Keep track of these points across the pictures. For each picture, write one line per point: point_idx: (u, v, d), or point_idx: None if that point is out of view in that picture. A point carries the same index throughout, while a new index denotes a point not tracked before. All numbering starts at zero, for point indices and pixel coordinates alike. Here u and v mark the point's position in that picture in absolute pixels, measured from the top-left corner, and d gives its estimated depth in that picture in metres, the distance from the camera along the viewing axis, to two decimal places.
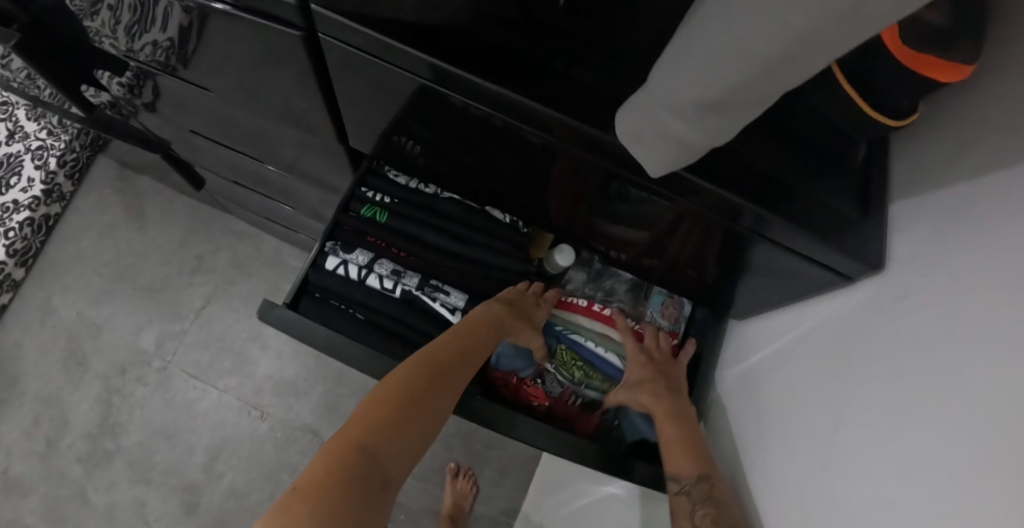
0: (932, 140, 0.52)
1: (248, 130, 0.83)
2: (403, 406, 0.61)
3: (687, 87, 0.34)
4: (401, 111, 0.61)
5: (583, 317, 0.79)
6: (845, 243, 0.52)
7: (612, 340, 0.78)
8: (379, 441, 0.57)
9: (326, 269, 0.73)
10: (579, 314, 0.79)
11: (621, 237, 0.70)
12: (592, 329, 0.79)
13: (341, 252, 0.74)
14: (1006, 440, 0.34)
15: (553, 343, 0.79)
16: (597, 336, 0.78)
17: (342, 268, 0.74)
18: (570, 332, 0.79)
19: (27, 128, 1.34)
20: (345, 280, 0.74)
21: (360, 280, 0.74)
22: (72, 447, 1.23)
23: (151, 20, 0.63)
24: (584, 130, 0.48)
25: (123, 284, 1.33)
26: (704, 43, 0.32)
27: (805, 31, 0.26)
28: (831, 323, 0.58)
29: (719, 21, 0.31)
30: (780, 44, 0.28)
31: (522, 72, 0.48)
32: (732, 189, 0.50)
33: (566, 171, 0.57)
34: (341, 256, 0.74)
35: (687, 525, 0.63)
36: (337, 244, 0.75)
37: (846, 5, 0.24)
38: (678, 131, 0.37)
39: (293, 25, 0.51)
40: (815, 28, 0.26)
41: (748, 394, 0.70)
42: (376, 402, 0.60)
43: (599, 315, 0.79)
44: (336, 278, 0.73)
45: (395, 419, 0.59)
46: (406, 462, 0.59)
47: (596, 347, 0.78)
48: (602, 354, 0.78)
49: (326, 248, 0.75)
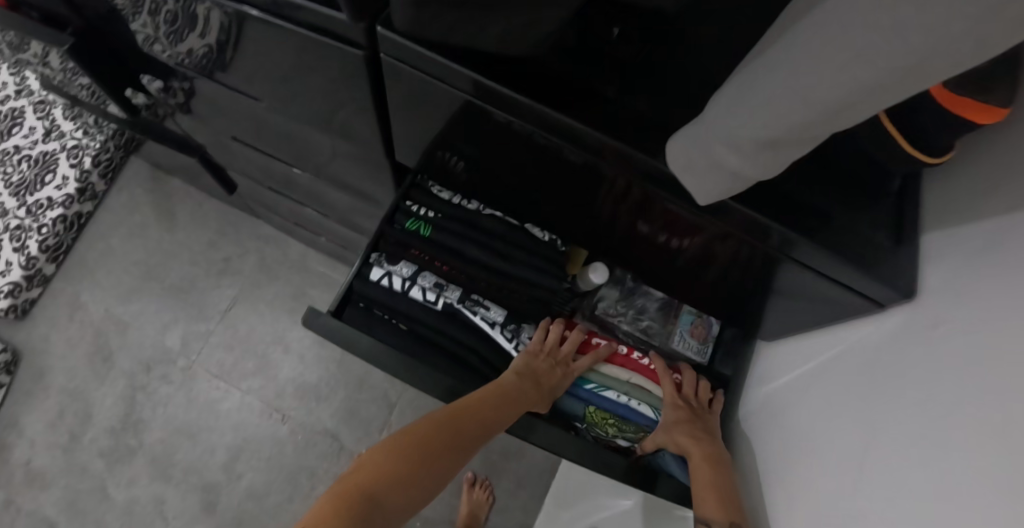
0: (965, 175, 0.53)
1: (286, 139, 0.85)
2: (411, 467, 0.65)
3: (745, 123, 0.36)
4: (445, 126, 0.63)
5: (614, 368, 0.79)
6: (880, 271, 0.54)
7: (646, 392, 0.78)
8: (383, 493, 0.62)
9: (371, 280, 0.75)
10: (613, 366, 0.80)
11: (653, 255, 0.71)
12: (626, 379, 0.79)
13: (385, 263, 0.76)
14: None
15: (583, 406, 0.79)
16: (631, 388, 0.78)
17: (386, 279, 0.76)
18: (601, 390, 0.79)
19: (64, 128, 1.32)
20: (389, 291, 0.75)
21: (404, 291, 0.76)
22: (95, 442, 1.25)
23: (207, 31, 0.65)
24: (630, 154, 0.49)
25: (151, 282, 1.35)
26: (765, 85, 0.34)
27: (867, 82, 0.28)
28: (863, 348, 0.59)
29: (782, 66, 0.32)
30: (840, 92, 0.29)
31: (572, 93, 0.50)
32: (768, 215, 0.52)
33: (612, 192, 0.59)
34: (385, 267, 0.76)
35: None
36: (382, 255, 0.77)
37: (908, 60, 0.26)
38: (731, 164, 0.39)
39: (356, 44, 0.54)
40: (877, 78, 0.27)
41: (775, 414, 0.71)
42: (386, 456, 0.65)
43: (635, 364, 0.79)
44: (380, 288, 0.75)
45: (400, 481, 0.64)
46: (403, 519, 0.64)
47: (628, 400, 0.78)
48: (635, 408, 0.77)
49: (371, 258, 0.77)
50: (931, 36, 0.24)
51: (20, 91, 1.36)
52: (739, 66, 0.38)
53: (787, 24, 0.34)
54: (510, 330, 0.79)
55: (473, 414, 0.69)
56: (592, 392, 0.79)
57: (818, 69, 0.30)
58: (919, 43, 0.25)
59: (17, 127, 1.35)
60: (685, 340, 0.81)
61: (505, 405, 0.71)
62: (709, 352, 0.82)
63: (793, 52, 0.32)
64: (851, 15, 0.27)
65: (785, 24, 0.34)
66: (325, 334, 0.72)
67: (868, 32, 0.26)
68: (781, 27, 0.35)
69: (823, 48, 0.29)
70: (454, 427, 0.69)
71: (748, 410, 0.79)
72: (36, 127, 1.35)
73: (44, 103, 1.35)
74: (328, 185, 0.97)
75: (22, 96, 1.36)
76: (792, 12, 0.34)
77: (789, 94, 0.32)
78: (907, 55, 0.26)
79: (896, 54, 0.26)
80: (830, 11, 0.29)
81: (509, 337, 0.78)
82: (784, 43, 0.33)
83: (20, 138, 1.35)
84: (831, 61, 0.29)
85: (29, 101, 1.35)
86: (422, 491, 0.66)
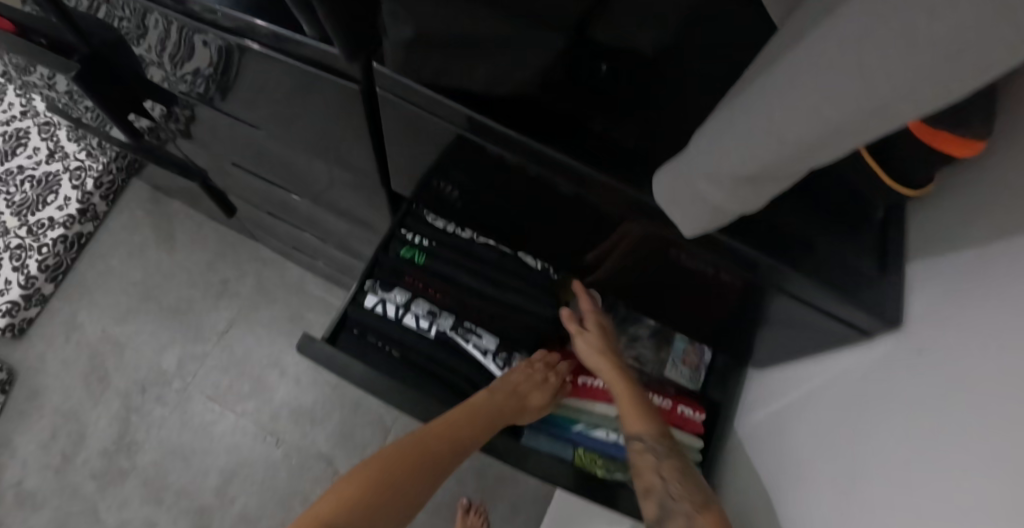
0: (943, 208, 0.54)
1: (281, 164, 0.86)
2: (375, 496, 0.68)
3: (726, 161, 0.36)
4: (438, 155, 0.64)
5: (603, 404, 0.79)
6: (864, 300, 0.54)
7: None
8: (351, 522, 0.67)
9: (365, 306, 0.76)
10: (600, 401, 0.80)
11: (648, 286, 0.71)
12: (614, 415, 0.78)
13: (379, 290, 0.77)
14: (1010, 493, 0.36)
15: (571, 448, 0.78)
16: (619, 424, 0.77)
17: (380, 306, 0.76)
18: (590, 431, 0.78)
19: (67, 149, 1.38)
20: (382, 318, 0.76)
21: (397, 318, 0.76)
22: (88, 463, 1.25)
23: (209, 61, 0.67)
24: (621, 189, 0.51)
25: (148, 303, 1.36)
26: (739, 125, 0.34)
27: (835, 126, 0.28)
28: (851, 375, 0.59)
29: (756, 108, 0.33)
30: (809, 134, 0.30)
31: (564, 129, 0.52)
32: (749, 243, 0.53)
33: (605, 224, 0.60)
34: (379, 294, 0.77)
35: (655, 478, 0.67)
36: (376, 282, 0.77)
37: (869, 108, 0.26)
38: (714, 198, 0.40)
39: (351, 78, 0.56)
40: (843, 125, 0.28)
41: (767, 442, 0.71)
42: (352, 484, 0.69)
43: None
44: (373, 315, 0.76)
45: (367, 507, 0.68)
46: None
47: (617, 438, 0.76)
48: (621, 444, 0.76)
49: (365, 285, 0.77)
50: (883, 88, 0.25)
51: (25, 113, 1.41)
52: (719, 104, 0.39)
53: (760, 64, 0.34)
54: (502, 358, 0.80)
55: (440, 437, 0.71)
56: (580, 433, 0.79)
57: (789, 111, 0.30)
58: (876, 92, 0.25)
59: (22, 147, 1.39)
60: (678, 370, 0.81)
61: (474, 430, 0.72)
62: (699, 385, 0.82)
63: (763, 94, 0.32)
64: (812, 62, 0.28)
65: (758, 65, 0.35)
66: (319, 360, 0.72)
67: (825, 82, 0.27)
68: (754, 67, 0.35)
69: (790, 92, 0.29)
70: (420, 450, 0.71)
71: (740, 437, 0.79)
72: (40, 147, 1.39)
73: (49, 124, 1.40)
74: (324, 211, 0.98)
75: (27, 117, 1.41)
76: (763, 53, 0.35)
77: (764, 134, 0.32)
78: (865, 103, 0.26)
79: (853, 102, 0.26)
80: (796, 55, 0.29)
81: (502, 366, 0.80)
82: (756, 86, 0.33)
83: (24, 158, 1.39)
84: (798, 105, 0.29)
85: (35, 122, 1.41)
86: (390, 511, 0.69)
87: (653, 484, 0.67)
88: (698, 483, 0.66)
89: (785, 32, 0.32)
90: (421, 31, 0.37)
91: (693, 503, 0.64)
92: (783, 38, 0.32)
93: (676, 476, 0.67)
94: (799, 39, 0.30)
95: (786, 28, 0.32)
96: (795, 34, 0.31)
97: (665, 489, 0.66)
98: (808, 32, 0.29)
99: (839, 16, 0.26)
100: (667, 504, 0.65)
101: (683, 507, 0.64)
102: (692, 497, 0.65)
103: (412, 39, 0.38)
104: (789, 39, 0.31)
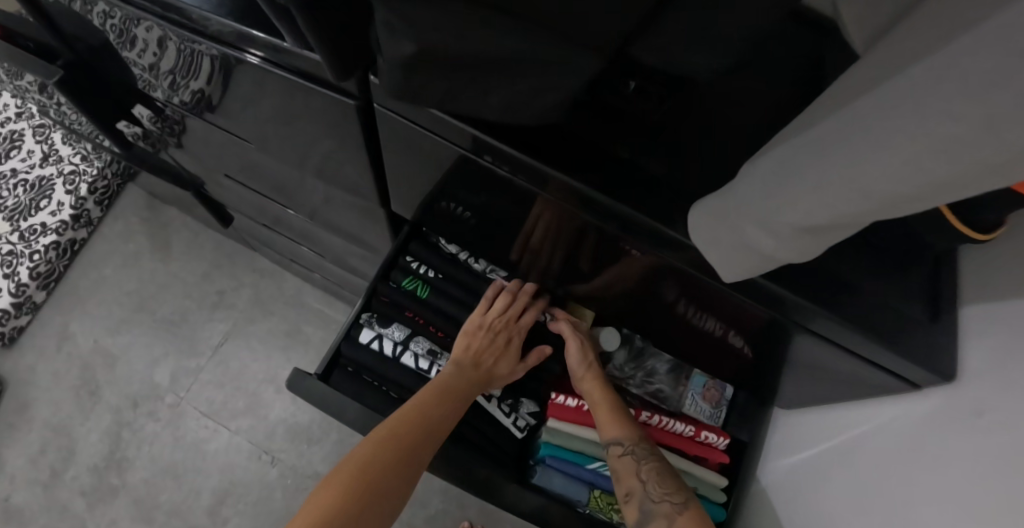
0: (1010, 251, 0.48)
1: (273, 178, 0.81)
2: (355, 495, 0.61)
3: (785, 210, 0.30)
4: (442, 176, 0.58)
5: None
6: (917, 351, 0.48)
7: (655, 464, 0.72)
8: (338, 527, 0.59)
9: (360, 342, 0.71)
10: None
11: (669, 327, 0.67)
12: None
13: (377, 324, 0.73)
14: None
15: (587, 489, 0.72)
16: None
17: (376, 342, 0.72)
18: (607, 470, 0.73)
19: (62, 152, 1.34)
20: (380, 357, 0.72)
21: (394, 356, 0.72)
22: (76, 480, 1.20)
23: (198, 72, 0.62)
24: (649, 224, 0.45)
25: (142, 314, 1.31)
26: (810, 169, 0.28)
27: (944, 180, 0.22)
28: (894, 430, 0.54)
29: (836, 149, 0.26)
30: (904, 186, 0.24)
31: (589, 159, 0.46)
32: (796, 288, 0.46)
33: (618, 258, 0.55)
34: (376, 330, 0.72)
35: (635, 482, 0.66)
36: (373, 316, 0.73)
37: (998, 160, 0.20)
38: (765, 247, 0.33)
39: (348, 93, 0.50)
40: (955, 178, 0.22)
41: (797, 493, 0.65)
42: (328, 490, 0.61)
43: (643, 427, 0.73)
44: (369, 352, 0.71)
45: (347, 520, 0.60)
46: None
47: None
48: None
49: (361, 319, 0.73)
50: None
51: (20, 114, 1.38)
52: (779, 138, 0.32)
53: (831, 100, 0.28)
54: (508, 404, 0.75)
55: (409, 419, 0.64)
56: (597, 472, 0.73)
57: (880, 159, 0.24)
58: (1019, 143, 0.19)
59: (15, 150, 1.36)
60: (697, 406, 0.76)
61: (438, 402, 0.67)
62: (722, 417, 0.78)
63: (846, 134, 0.26)
64: (925, 100, 0.22)
65: (831, 99, 0.29)
66: (308, 395, 0.66)
67: (941, 120, 0.21)
68: (820, 103, 0.30)
69: (892, 137, 0.23)
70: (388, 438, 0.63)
71: (765, 483, 0.73)
72: (34, 151, 1.36)
73: (43, 127, 1.36)
74: (320, 227, 0.93)
75: (21, 119, 1.37)
76: (835, 86, 0.29)
77: (842, 181, 0.26)
78: (1000, 155, 0.20)
79: (984, 153, 0.20)
80: (896, 93, 0.23)
81: (507, 412, 0.75)
82: (831, 122, 0.27)
83: (17, 161, 1.35)
84: (899, 152, 0.23)
85: (29, 124, 1.37)
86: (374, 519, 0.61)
87: (633, 488, 0.66)
88: (677, 482, 0.66)
89: (871, 63, 0.26)
90: (425, 46, 0.30)
91: (674, 505, 0.64)
92: (876, 66, 0.26)
93: (655, 476, 0.66)
94: (896, 73, 0.24)
95: (873, 60, 0.26)
96: (887, 67, 0.25)
97: (645, 492, 0.65)
98: (911, 66, 0.23)
99: (967, 47, 0.20)
100: (647, 507, 0.65)
101: (664, 509, 0.64)
102: (672, 499, 0.64)
103: (414, 56, 0.31)
104: (879, 72, 0.25)
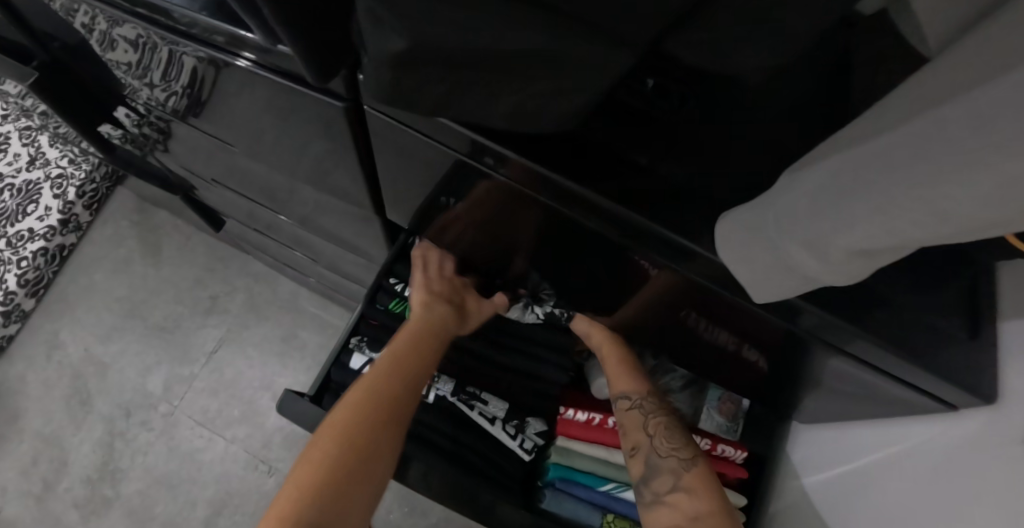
0: None
1: (262, 184, 0.77)
2: (351, 432, 0.60)
3: (844, 233, 0.26)
4: (439, 182, 0.54)
5: None
6: (957, 373, 0.44)
7: None
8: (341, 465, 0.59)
9: (351, 368, 0.69)
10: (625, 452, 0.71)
11: (694, 347, 0.63)
12: None
13: (366, 349, 0.71)
14: None
15: (598, 513, 0.69)
16: None
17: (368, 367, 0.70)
18: (621, 492, 0.69)
19: (49, 155, 1.30)
20: None
21: None
22: (70, 492, 1.17)
23: (175, 72, 0.58)
24: (677, 241, 0.41)
25: (134, 321, 1.28)
26: (879, 186, 0.24)
27: None
28: (932, 454, 0.50)
29: (910, 162, 0.23)
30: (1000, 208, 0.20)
31: (599, 164, 0.42)
32: (833, 309, 0.42)
33: (637, 276, 0.51)
34: (366, 354, 0.70)
35: (642, 435, 0.65)
36: (363, 340, 0.71)
37: None
38: (810, 270, 0.30)
39: (338, 96, 0.46)
40: None
41: (824, 513, 0.62)
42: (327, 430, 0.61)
43: None
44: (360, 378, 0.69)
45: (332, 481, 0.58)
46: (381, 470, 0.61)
47: None
48: None
49: (350, 343, 0.71)
50: None
51: (7, 117, 1.33)
52: (822, 151, 0.29)
53: (897, 107, 0.24)
54: (513, 425, 0.71)
55: (382, 373, 0.64)
56: (611, 495, 0.70)
57: (967, 181, 0.20)
58: None
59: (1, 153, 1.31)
60: (713, 420, 0.74)
61: (425, 340, 0.68)
62: (739, 430, 0.75)
63: (922, 148, 0.22)
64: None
65: (891, 105, 0.25)
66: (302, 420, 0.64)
67: None
68: (882, 111, 0.25)
69: (981, 153, 0.20)
70: (384, 412, 0.62)
71: (788, 501, 0.70)
72: (20, 154, 1.31)
73: (29, 129, 1.32)
74: (309, 232, 0.89)
75: (7, 121, 1.33)
76: (894, 94, 0.25)
77: (923, 200, 0.22)
78: None
79: None
80: (988, 102, 0.19)
81: (513, 434, 0.71)
82: (898, 131, 0.24)
83: None
84: (992, 173, 0.19)
85: (16, 127, 1.33)
86: (369, 478, 0.60)
87: (638, 442, 0.65)
88: (684, 438, 0.64)
89: (950, 67, 0.22)
90: (418, 41, 0.26)
91: (680, 460, 0.62)
92: (952, 67, 0.22)
93: (662, 431, 0.65)
94: (983, 80, 0.20)
95: (947, 63, 0.22)
96: (968, 74, 0.21)
97: (651, 445, 0.64)
98: (1005, 71, 0.19)
99: None
100: (653, 461, 0.63)
101: (670, 463, 0.62)
102: (678, 454, 0.63)
103: (405, 53, 0.27)
104: (959, 76, 0.21)
